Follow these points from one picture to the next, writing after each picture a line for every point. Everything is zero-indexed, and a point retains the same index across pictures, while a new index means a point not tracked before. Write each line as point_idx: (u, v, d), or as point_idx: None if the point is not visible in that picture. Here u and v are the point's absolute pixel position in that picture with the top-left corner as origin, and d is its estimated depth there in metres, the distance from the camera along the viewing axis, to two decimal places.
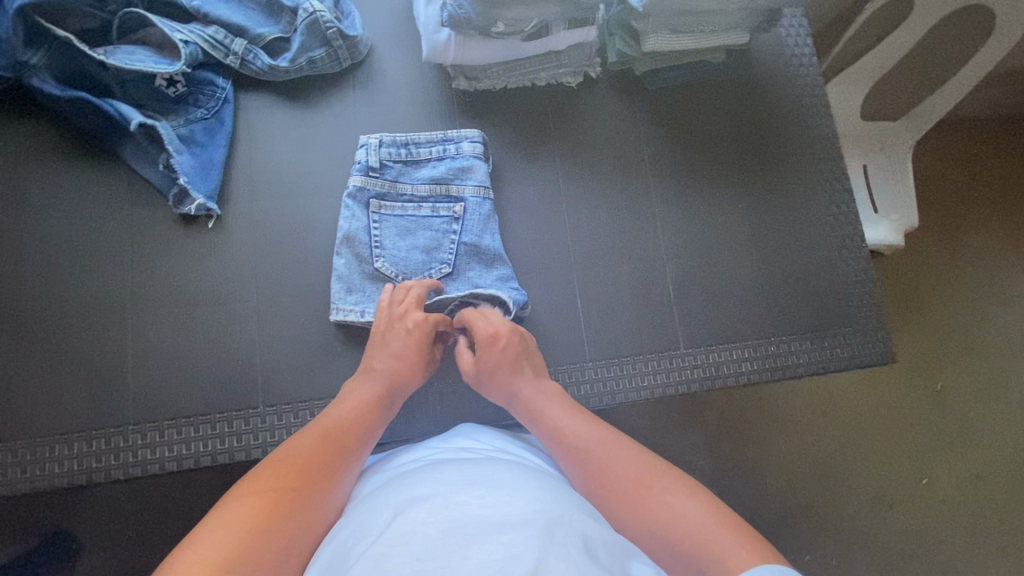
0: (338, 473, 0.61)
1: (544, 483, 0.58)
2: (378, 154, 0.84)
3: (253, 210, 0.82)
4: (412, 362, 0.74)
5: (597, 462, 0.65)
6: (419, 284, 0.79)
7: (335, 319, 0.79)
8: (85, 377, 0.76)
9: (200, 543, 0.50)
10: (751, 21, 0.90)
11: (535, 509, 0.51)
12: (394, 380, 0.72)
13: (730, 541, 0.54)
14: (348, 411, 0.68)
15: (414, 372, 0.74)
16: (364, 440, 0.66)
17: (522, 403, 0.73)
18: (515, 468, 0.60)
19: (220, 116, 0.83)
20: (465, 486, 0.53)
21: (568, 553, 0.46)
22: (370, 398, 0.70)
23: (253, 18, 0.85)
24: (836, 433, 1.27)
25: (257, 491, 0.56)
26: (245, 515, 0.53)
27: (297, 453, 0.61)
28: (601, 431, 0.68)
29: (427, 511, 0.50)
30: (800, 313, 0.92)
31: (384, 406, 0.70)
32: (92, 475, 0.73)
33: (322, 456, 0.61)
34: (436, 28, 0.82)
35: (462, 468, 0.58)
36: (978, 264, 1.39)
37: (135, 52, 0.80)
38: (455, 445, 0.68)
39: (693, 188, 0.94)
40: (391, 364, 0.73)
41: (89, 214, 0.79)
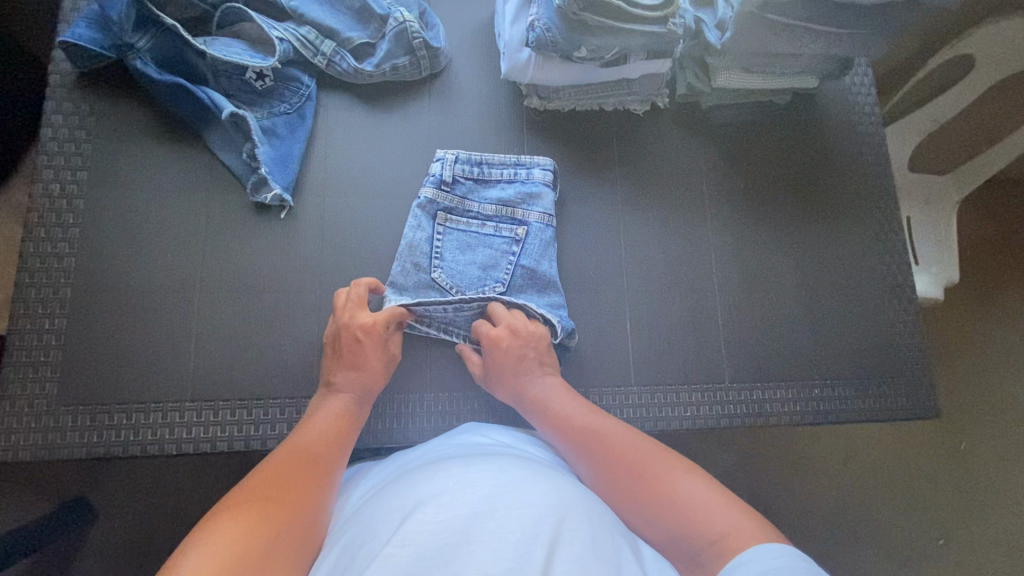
0: (316, 482, 0.62)
1: (553, 478, 0.57)
2: (452, 169, 0.86)
3: (324, 206, 0.85)
4: (372, 370, 0.76)
5: (603, 451, 0.68)
6: (359, 285, 0.79)
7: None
8: (149, 349, 0.78)
9: (193, 553, 0.49)
10: (823, 68, 0.92)
11: (540, 508, 0.51)
12: (360, 390, 0.75)
13: (735, 523, 0.56)
14: (318, 426, 0.70)
15: (376, 379, 0.76)
16: (337, 450, 0.68)
17: (535, 400, 0.76)
18: (520, 462, 0.59)
19: (301, 112, 0.86)
20: (468, 484, 0.53)
21: (575, 557, 0.47)
22: (338, 412, 0.72)
23: (343, 22, 0.88)
24: (862, 484, 1.26)
25: (245, 506, 0.56)
26: (234, 528, 0.53)
27: (276, 469, 0.62)
28: (610, 424, 0.71)
29: (435, 503, 0.50)
30: (843, 359, 0.92)
31: (351, 419, 0.73)
32: (147, 446, 0.75)
33: (294, 469, 0.63)
34: (518, 48, 0.84)
35: (466, 463, 0.57)
36: (1017, 327, 1.38)
37: (231, 45, 0.83)
38: (455, 442, 0.68)
39: (748, 225, 0.95)
40: (350, 378, 0.75)
41: (169, 193, 0.82)
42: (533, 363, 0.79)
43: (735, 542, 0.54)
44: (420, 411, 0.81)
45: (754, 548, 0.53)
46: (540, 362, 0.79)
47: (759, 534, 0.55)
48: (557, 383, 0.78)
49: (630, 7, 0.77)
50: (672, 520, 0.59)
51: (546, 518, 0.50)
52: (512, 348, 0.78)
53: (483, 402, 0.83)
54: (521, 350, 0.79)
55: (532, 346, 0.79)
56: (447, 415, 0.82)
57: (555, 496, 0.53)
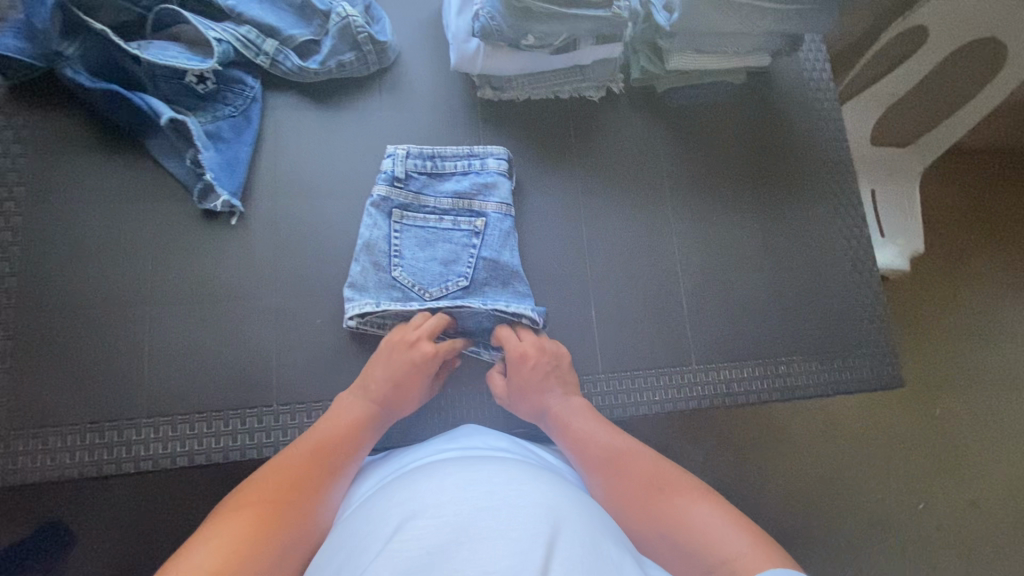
0: (325, 484, 0.62)
1: (546, 481, 0.57)
2: (404, 165, 0.84)
3: (275, 209, 0.83)
4: (409, 392, 0.75)
5: (618, 469, 0.66)
6: (435, 318, 0.80)
7: (348, 321, 0.79)
8: (100, 367, 0.76)
9: (196, 553, 0.51)
10: (774, 45, 0.92)
11: (539, 507, 0.50)
12: (386, 402, 0.74)
13: (748, 547, 0.54)
14: (340, 424, 0.70)
15: (406, 406, 0.76)
16: (352, 452, 0.68)
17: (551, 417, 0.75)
18: (519, 464, 0.60)
19: (247, 114, 0.84)
20: (470, 483, 0.53)
21: (574, 555, 0.47)
22: (360, 414, 0.71)
23: (284, 20, 0.86)
24: (839, 455, 1.28)
25: (248, 505, 0.57)
26: (237, 527, 0.54)
27: (286, 469, 0.62)
28: (625, 442, 0.70)
29: (436, 502, 0.50)
30: (809, 334, 0.93)
31: (372, 422, 0.72)
32: (103, 467, 0.73)
33: (308, 470, 0.63)
34: (465, 39, 0.83)
35: (467, 465, 0.57)
36: (981, 292, 1.40)
37: (167, 48, 0.81)
38: (455, 445, 0.68)
39: (709, 206, 0.95)
40: (385, 388, 0.74)
41: (112, 205, 0.80)
42: (554, 380, 0.78)
43: (745, 566, 0.52)
44: None
45: (767, 571, 0.50)
46: (562, 381, 0.79)
47: (775, 558, 0.52)
48: (579, 403, 0.77)
49: None
50: (682, 542, 0.57)
51: (547, 516, 0.50)
52: (539, 368, 0.78)
53: (450, 400, 0.82)
54: (546, 369, 0.78)
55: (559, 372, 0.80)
56: (414, 415, 0.81)
57: (551, 498, 0.53)
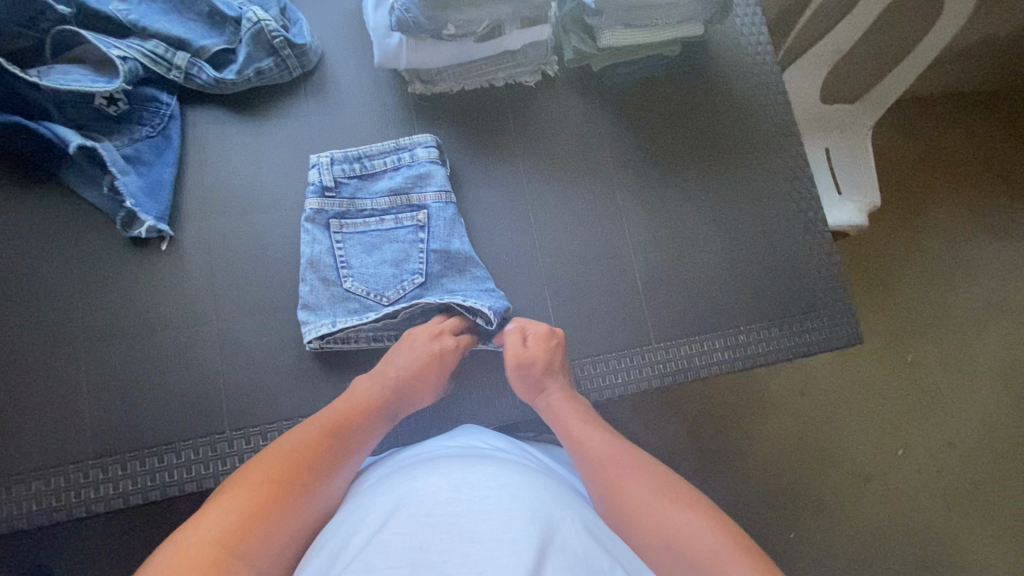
0: (337, 467, 0.61)
1: (535, 481, 0.57)
2: (331, 172, 0.82)
3: (207, 230, 0.79)
4: (427, 380, 0.73)
5: (615, 472, 0.63)
6: (454, 321, 0.79)
7: (308, 344, 0.76)
8: (37, 413, 0.73)
9: (207, 526, 0.51)
10: (705, 12, 0.90)
11: (533, 512, 0.50)
12: (406, 391, 0.72)
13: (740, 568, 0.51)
14: (358, 405, 0.67)
15: (424, 393, 0.73)
16: (368, 437, 0.66)
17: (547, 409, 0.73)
18: (517, 468, 0.59)
19: (166, 133, 0.80)
20: (471, 483, 0.52)
21: (562, 562, 0.46)
22: (378, 399, 0.69)
23: (194, 30, 0.82)
24: (815, 413, 1.29)
25: (267, 480, 0.56)
26: (250, 503, 0.53)
27: (304, 444, 0.61)
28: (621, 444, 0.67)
29: (431, 502, 0.49)
30: (768, 299, 0.94)
31: (389, 409, 0.70)
32: (52, 514, 0.70)
33: (324, 451, 0.61)
34: (386, 33, 0.80)
35: (465, 464, 0.57)
36: (939, 239, 1.42)
37: (70, 72, 0.76)
38: (455, 442, 0.67)
39: (657, 182, 0.94)
40: (405, 375, 0.72)
41: (31, 243, 0.76)
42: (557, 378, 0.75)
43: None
44: None
45: None
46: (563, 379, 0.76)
47: None
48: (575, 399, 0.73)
49: None
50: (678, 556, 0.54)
51: (541, 521, 0.49)
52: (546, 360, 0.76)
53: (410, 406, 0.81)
54: (550, 360, 0.76)
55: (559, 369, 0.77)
56: None
57: (543, 504, 0.52)
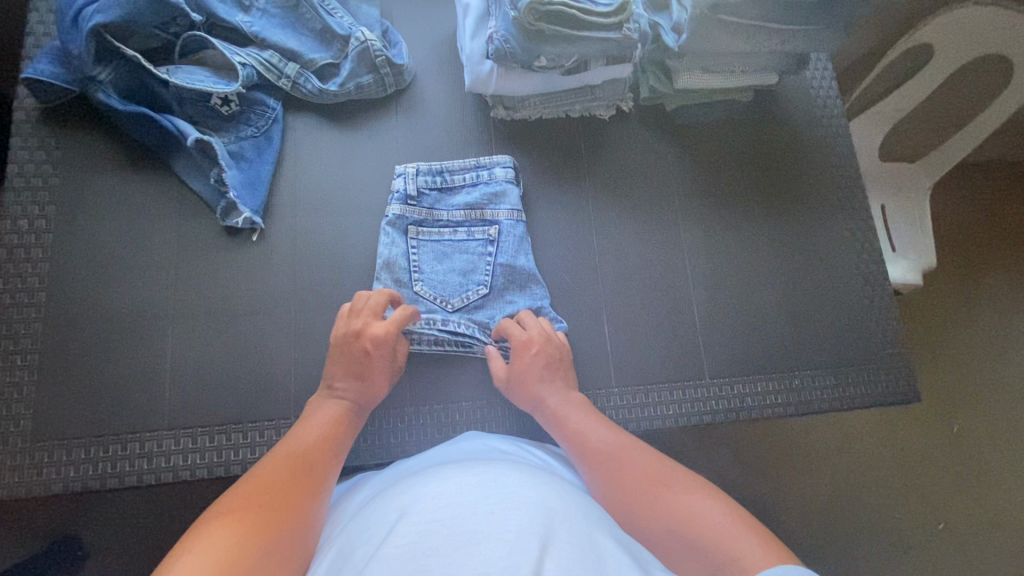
0: (308, 490, 0.61)
1: (542, 478, 0.57)
2: (415, 182, 0.87)
3: (295, 226, 0.85)
4: (373, 381, 0.76)
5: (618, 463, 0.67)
6: (378, 294, 0.79)
7: None
8: (123, 381, 0.78)
9: (182, 564, 0.47)
10: (781, 64, 0.93)
11: (535, 509, 0.50)
12: (359, 399, 0.75)
13: (746, 546, 0.53)
14: (315, 431, 0.70)
15: (377, 390, 0.76)
16: (329, 456, 0.67)
17: (546, 411, 0.76)
18: (520, 466, 0.59)
19: (269, 134, 0.86)
20: (467, 487, 0.53)
21: (572, 552, 0.46)
22: (335, 417, 0.72)
23: (305, 44, 0.88)
24: (858, 474, 1.26)
25: (235, 513, 0.55)
26: (223, 538, 0.51)
27: (268, 474, 0.61)
28: (620, 439, 0.71)
29: (431, 506, 0.50)
30: (823, 348, 0.93)
31: (347, 423, 0.73)
32: (124, 478, 0.74)
33: (287, 476, 0.61)
34: (480, 61, 0.85)
35: (462, 468, 0.57)
36: (996, 306, 1.39)
37: (194, 72, 0.83)
38: (458, 452, 0.68)
39: (719, 221, 0.96)
40: (352, 385, 0.75)
41: (137, 223, 0.82)
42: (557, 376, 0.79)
43: (750, 562, 0.51)
44: (401, 427, 0.81)
45: (765, 569, 0.49)
46: (565, 378, 0.79)
47: (769, 554, 0.51)
48: (577, 399, 0.77)
49: (585, 15, 0.77)
50: (692, 543, 0.56)
51: (543, 515, 0.49)
52: (541, 357, 0.79)
53: (462, 413, 0.83)
54: (547, 357, 0.79)
55: (560, 363, 0.80)
56: (429, 427, 0.82)
57: (545, 497, 0.52)
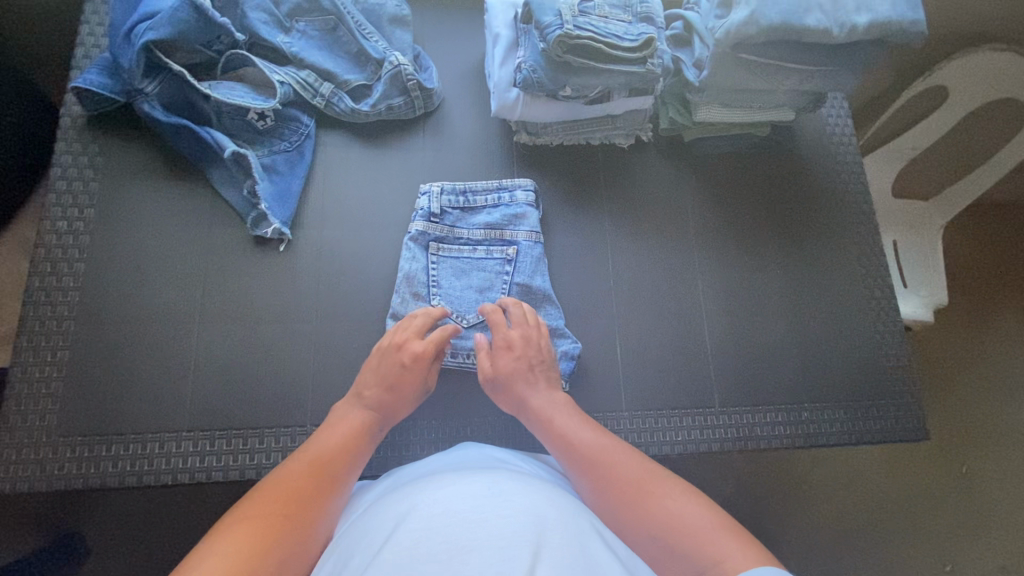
0: (325, 497, 0.61)
1: (538, 487, 0.58)
2: (439, 201, 0.90)
3: (321, 238, 0.88)
4: (404, 390, 0.76)
5: (602, 462, 0.67)
6: (425, 314, 0.82)
7: None
8: (147, 381, 0.80)
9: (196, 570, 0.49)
10: (798, 103, 0.95)
11: (530, 518, 0.51)
12: (383, 406, 0.74)
13: (731, 550, 0.55)
14: (339, 435, 0.69)
15: (403, 401, 0.75)
16: (352, 464, 0.67)
17: (528, 409, 0.76)
18: (514, 475, 0.60)
19: (301, 150, 0.90)
20: (461, 496, 0.53)
21: (566, 560, 0.47)
22: (360, 422, 0.71)
23: (341, 65, 0.92)
24: (864, 511, 1.25)
25: (253, 516, 0.56)
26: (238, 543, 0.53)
27: (289, 478, 0.62)
28: (605, 439, 0.71)
29: (426, 515, 0.51)
30: (832, 381, 0.94)
31: (372, 429, 0.72)
32: (142, 477, 0.76)
33: (308, 482, 0.62)
34: (507, 88, 0.89)
35: (455, 476, 0.58)
36: (1008, 347, 1.39)
37: (234, 88, 0.87)
38: (450, 460, 0.69)
39: (733, 251, 0.98)
40: (380, 393, 0.74)
41: (170, 229, 0.85)
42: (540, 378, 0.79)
43: (733, 566, 0.53)
44: (413, 439, 0.83)
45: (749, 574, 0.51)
46: (547, 378, 0.79)
47: (754, 558, 0.53)
48: (561, 399, 0.77)
49: (611, 49, 0.79)
50: (674, 546, 0.58)
51: (534, 525, 0.50)
52: (522, 361, 0.80)
53: (474, 428, 0.85)
54: (528, 361, 0.80)
55: (542, 363, 0.81)
56: (440, 441, 0.84)
57: (540, 506, 0.53)
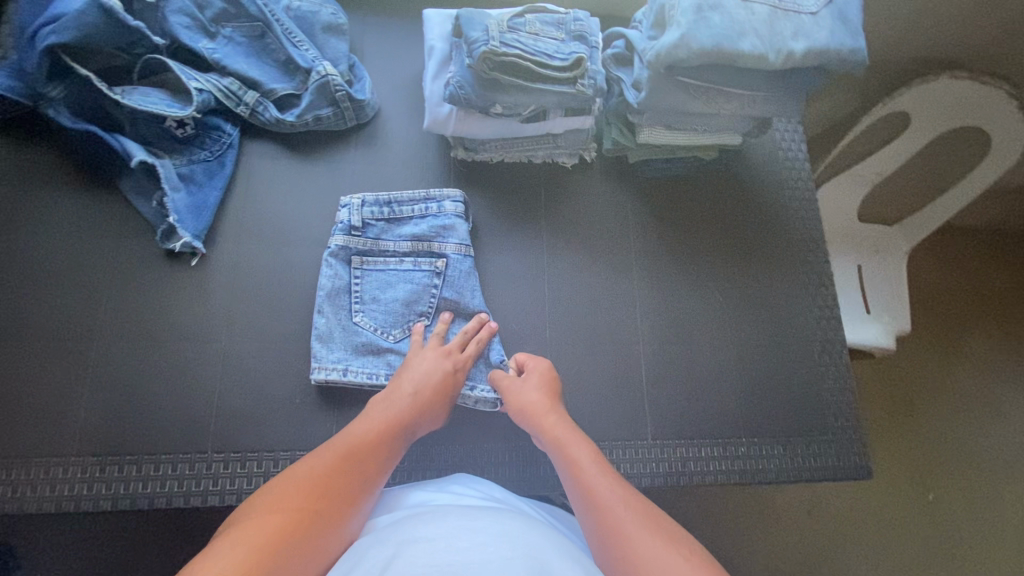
0: (355, 498, 0.62)
1: (534, 528, 0.56)
2: (360, 214, 0.86)
3: (237, 254, 0.84)
4: (436, 392, 0.76)
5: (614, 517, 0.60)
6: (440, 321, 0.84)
7: (315, 379, 0.79)
8: (38, 402, 0.75)
9: (223, 555, 0.50)
10: (743, 128, 0.92)
11: (529, 559, 0.49)
12: (418, 408, 0.74)
13: None
14: (374, 433, 0.69)
15: (434, 405, 0.75)
16: (383, 466, 0.67)
17: (547, 437, 0.73)
18: (516, 515, 0.59)
19: (222, 160, 0.86)
20: (463, 530, 0.51)
21: None
22: (395, 421, 0.72)
23: (268, 74, 0.89)
24: (824, 544, 1.21)
25: (283, 509, 0.57)
26: (268, 532, 0.54)
27: (325, 470, 0.62)
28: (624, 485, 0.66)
29: (425, 547, 0.48)
30: (776, 414, 0.91)
31: (405, 432, 0.72)
32: (23, 504, 0.71)
33: (339, 478, 0.62)
34: (438, 103, 0.85)
35: (460, 513, 0.55)
36: (971, 377, 1.37)
37: (149, 94, 0.83)
38: (459, 496, 0.67)
39: (677, 276, 0.95)
40: (414, 392, 0.75)
41: (74, 240, 0.81)
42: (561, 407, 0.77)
43: None
44: None
45: None
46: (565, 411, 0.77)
47: None
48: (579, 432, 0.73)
49: (539, 67, 0.77)
50: None
51: (531, 560, 0.48)
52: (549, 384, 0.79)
53: None
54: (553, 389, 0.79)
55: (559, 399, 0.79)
56: None
57: (537, 548, 0.51)
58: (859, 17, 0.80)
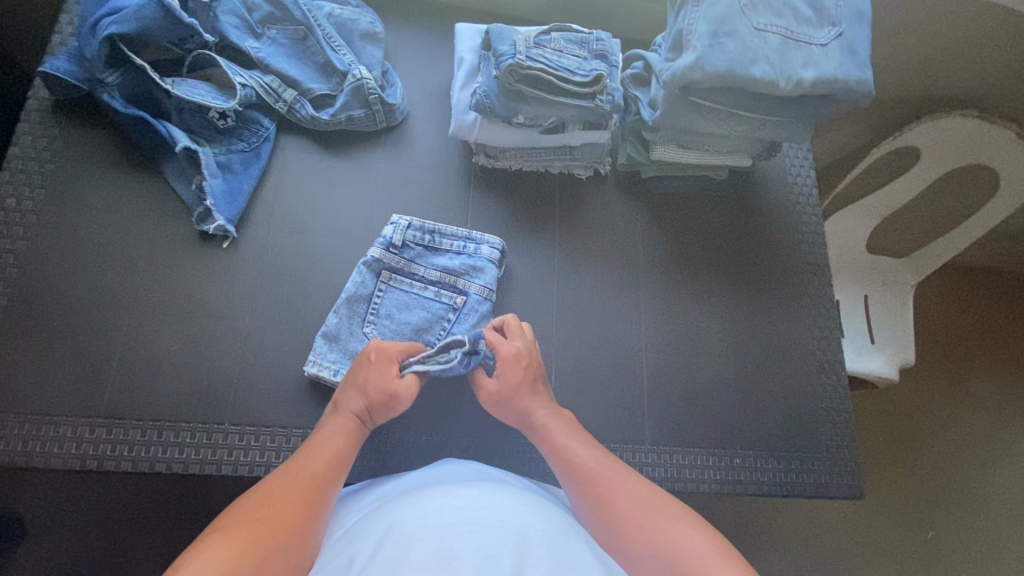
0: (314, 502, 0.62)
1: (516, 496, 0.59)
2: (403, 234, 0.90)
3: (266, 239, 0.89)
4: (379, 396, 0.75)
5: (604, 484, 0.67)
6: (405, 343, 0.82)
7: (307, 372, 0.82)
8: (70, 364, 0.80)
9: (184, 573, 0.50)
10: (753, 149, 0.97)
11: (512, 530, 0.52)
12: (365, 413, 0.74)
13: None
14: (322, 446, 0.69)
15: (386, 408, 0.76)
16: (336, 470, 0.67)
17: (529, 421, 0.77)
18: (497, 484, 0.61)
19: (258, 151, 0.91)
20: (449, 507, 0.54)
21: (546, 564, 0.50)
22: (344, 432, 0.72)
23: (307, 74, 0.95)
24: (817, 568, 1.22)
25: (236, 525, 0.56)
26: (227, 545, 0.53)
27: (275, 486, 0.62)
28: (608, 458, 0.71)
29: (416, 529, 0.51)
30: (772, 429, 0.93)
31: (353, 440, 0.72)
32: (49, 459, 0.75)
33: (291, 488, 0.62)
34: (464, 110, 0.91)
35: (444, 488, 0.58)
36: (972, 412, 1.38)
37: (196, 86, 0.89)
38: (439, 470, 0.69)
39: (683, 289, 0.99)
40: (359, 400, 0.75)
41: (116, 216, 0.86)
42: (540, 388, 0.80)
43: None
44: None
45: None
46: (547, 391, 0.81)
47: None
48: (562, 412, 0.79)
49: (562, 82, 0.82)
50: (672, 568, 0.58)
51: (516, 531, 0.52)
52: (522, 369, 0.79)
53: (397, 442, 0.84)
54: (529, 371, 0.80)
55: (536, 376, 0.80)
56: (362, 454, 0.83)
57: (520, 516, 0.55)
58: (868, 52, 0.84)
